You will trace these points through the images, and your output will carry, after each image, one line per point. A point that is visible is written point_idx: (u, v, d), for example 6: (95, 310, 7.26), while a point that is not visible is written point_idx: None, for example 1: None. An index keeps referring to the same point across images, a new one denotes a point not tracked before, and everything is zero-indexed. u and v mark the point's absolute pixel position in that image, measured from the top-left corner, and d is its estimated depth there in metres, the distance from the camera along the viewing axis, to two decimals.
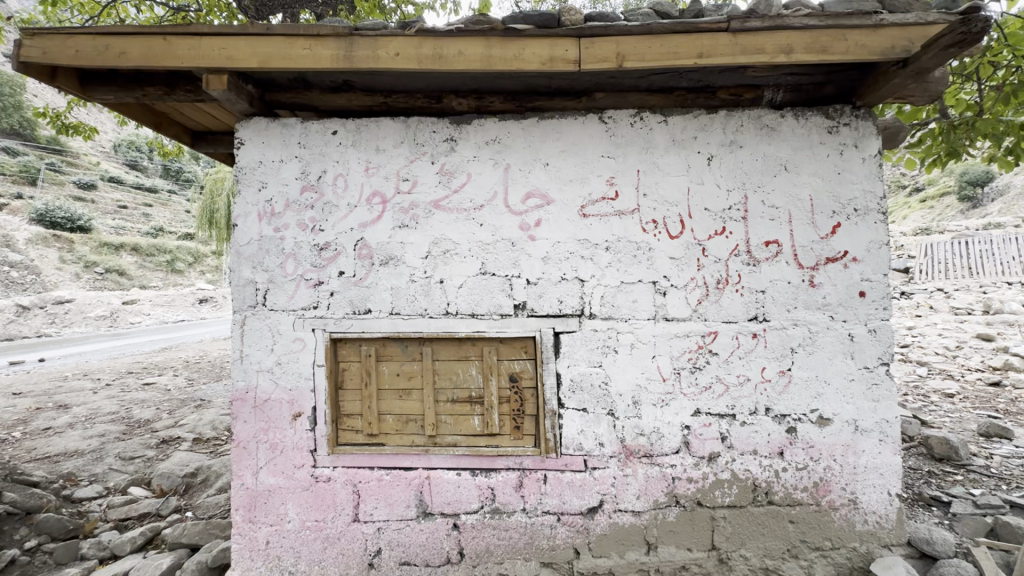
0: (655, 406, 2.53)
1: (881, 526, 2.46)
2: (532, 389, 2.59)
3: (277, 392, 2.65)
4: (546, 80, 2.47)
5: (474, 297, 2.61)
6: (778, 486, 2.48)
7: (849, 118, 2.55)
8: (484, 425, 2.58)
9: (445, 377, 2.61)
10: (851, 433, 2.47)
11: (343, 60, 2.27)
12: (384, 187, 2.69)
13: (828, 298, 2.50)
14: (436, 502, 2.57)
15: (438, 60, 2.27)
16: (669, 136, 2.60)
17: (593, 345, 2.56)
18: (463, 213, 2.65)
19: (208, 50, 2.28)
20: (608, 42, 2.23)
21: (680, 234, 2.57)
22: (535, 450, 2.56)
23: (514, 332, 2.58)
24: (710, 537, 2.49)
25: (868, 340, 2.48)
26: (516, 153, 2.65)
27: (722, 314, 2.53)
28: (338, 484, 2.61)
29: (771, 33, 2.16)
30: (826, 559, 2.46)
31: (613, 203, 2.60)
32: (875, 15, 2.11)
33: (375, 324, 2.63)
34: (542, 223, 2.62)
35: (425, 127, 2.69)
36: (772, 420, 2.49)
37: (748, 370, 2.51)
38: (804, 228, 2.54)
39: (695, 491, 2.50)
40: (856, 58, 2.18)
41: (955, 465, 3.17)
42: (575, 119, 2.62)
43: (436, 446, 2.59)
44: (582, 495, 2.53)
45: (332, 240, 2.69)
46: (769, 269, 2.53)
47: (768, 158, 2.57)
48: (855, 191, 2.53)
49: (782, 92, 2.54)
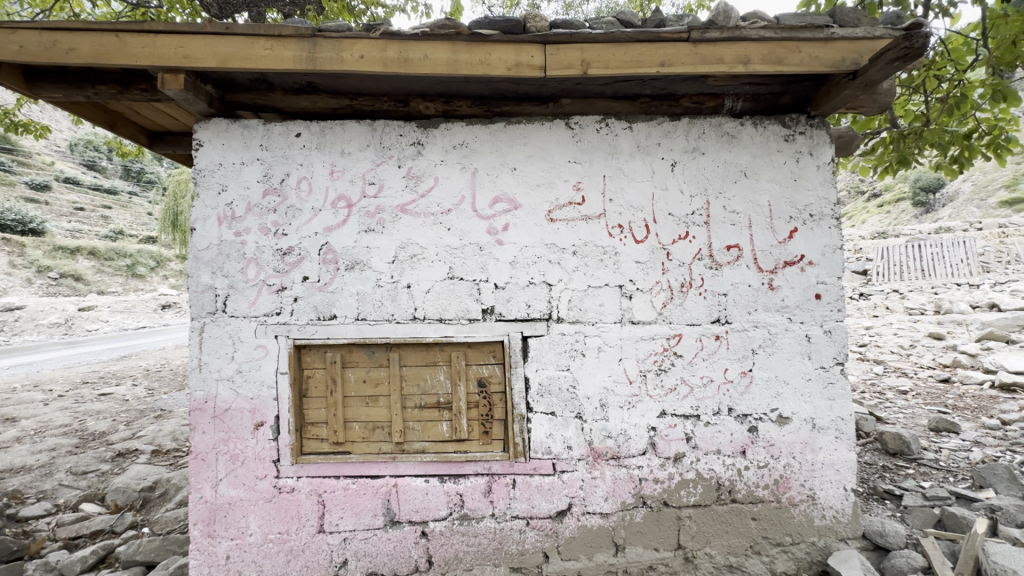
0: (621, 409, 2.56)
1: (838, 520, 2.55)
2: (501, 393, 2.58)
3: (238, 401, 2.58)
4: (513, 85, 2.48)
5: (442, 302, 2.59)
6: (741, 484, 2.55)
7: (804, 128, 2.65)
8: (453, 430, 2.56)
9: (412, 383, 2.59)
10: (809, 431, 2.55)
11: (306, 62, 2.23)
12: (349, 191, 2.65)
13: (787, 300, 2.59)
14: (403, 510, 2.54)
15: (404, 64, 2.26)
16: (634, 143, 2.65)
17: (560, 349, 2.57)
18: (430, 217, 2.64)
19: (163, 48, 2.20)
20: (573, 49, 2.25)
21: (645, 239, 2.62)
22: (503, 454, 2.55)
23: (482, 336, 2.57)
24: (675, 537, 2.53)
25: (824, 340, 2.57)
26: (483, 158, 2.65)
27: (686, 317, 2.58)
28: (301, 495, 2.54)
29: (729, 44, 2.23)
30: (787, 555, 2.53)
31: (580, 208, 2.63)
32: (826, 29, 2.19)
33: (341, 330, 2.58)
34: (509, 227, 2.62)
35: (391, 131, 2.67)
36: (734, 420, 2.56)
37: (711, 371, 2.57)
38: (763, 232, 2.62)
39: (661, 492, 2.54)
40: (809, 69, 2.26)
41: (907, 459, 3.31)
42: (542, 124, 2.65)
43: (404, 453, 2.56)
44: (551, 498, 2.54)
45: (296, 244, 2.63)
46: (730, 273, 2.60)
47: (728, 164, 2.64)
48: (810, 197, 2.63)
49: (741, 101, 2.62)
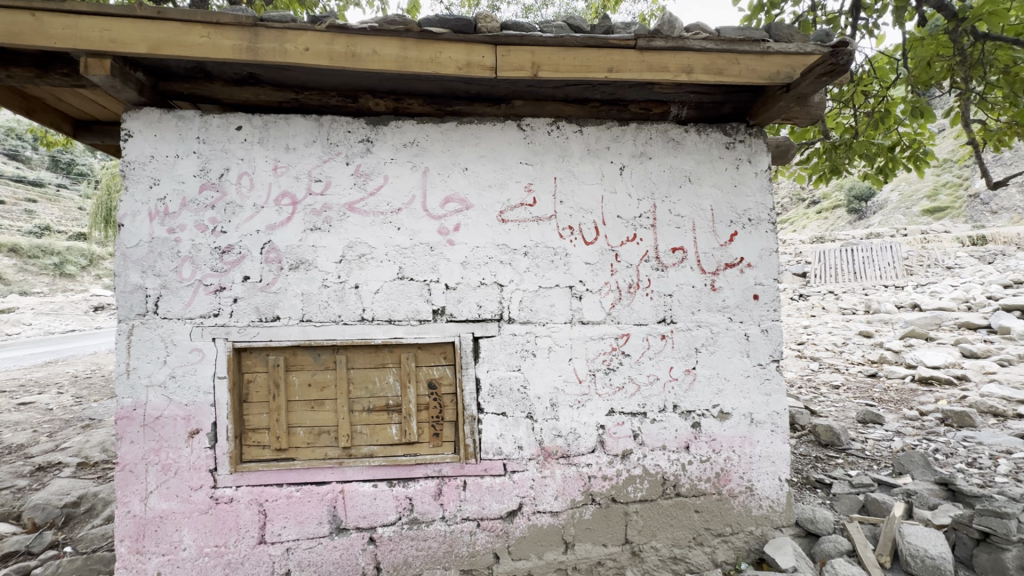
0: (571, 408, 2.60)
1: (773, 510, 2.68)
2: (451, 395, 2.57)
3: (171, 408, 2.43)
4: (464, 85, 2.46)
5: (391, 303, 2.54)
6: (685, 478, 2.64)
7: (744, 136, 2.78)
8: (402, 433, 2.52)
9: (360, 386, 2.52)
10: (747, 425, 2.68)
11: (245, 52, 2.14)
12: (294, 188, 2.56)
13: (727, 301, 2.70)
14: (350, 517, 2.47)
15: (351, 58, 2.20)
16: (584, 146, 2.70)
17: (511, 349, 2.58)
18: (379, 217, 2.58)
19: (86, 31, 2.05)
20: (523, 52, 2.27)
21: (595, 240, 2.66)
22: (453, 456, 2.53)
23: (433, 337, 2.54)
24: (623, 532, 2.59)
25: (761, 339, 2.71)
26: (434, 157, 2.62)
27: (633, 317, 2.65)
28: (241, 505, 2.43)
29: (674, 52, 2.31)
30: (727, 544, 2.64)
31: (531, 209, 2.65)
32: (763, 43, 2.31)
33: (284, 332, 2.49)
34: (460, 227, 2.61)
35: (339, 128, 2.60)
36: (679, 416, 2.64)
37: (657, 369, 2.65)
38: (706, 235, 2.72)
39: (609, 489, 2.59)
40: (748, 81, 2.38)
41: (838, 449, 3.53)
42: (494, 125, 2.65)
43: (351, 458, 2.49)
44: (501, 499, 2.54)
45: (235, 242, 2.52)
46: (675, 274, 2.69)
47: (673, 170, 2.73)
48: (749, 203, 2.76)
49: (686, 109, 2.71)
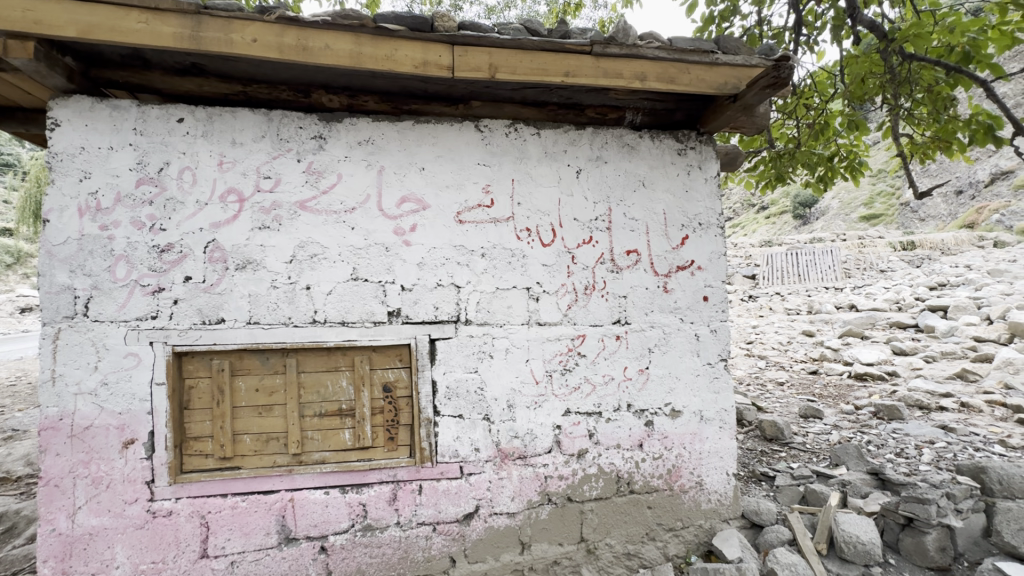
0: (528, 409, 2.61)
1: (721, 503, 2.78)
2: (407, 398, 2.53)
3: (103, 417, 2.28)
4: (421, 84, 2.44)
5: (344, 304, 2.48)
6: (638, 475, 2.70)
7: (695, 143, 2.88)
8: (356, 438, 2.47)
9: (311, 390, 2.45)
10: (697, 422, 2.77)
11: (187, 41, 2.03)
12: (240, 185, 2.45)
13: (679, 302, 2.79)
14: (300, 526, 2.38)
15: (303, 52, 2.13)
16: (541, 148, 2.72)
17: (468, 351, 2.56)
18: (332, 216, 2.51)
19: (6, 10, 1.88)
20: (480, 53, 2.27)
21: (552, 242, 2.69)
22: (409, 460, 2.49)
23: (388, 340, 2.50)
24: (579, 530, 2.62)
25: (710, 339, 2.81)
26: (390, 156, 2.57)
27: (590, 318, 2.69)
28: (181, 518, 2.30)
29: (628, 60, 2.36)
30: (678, 538, 2.72)
31: (488, 211, 2.64)
32: (712, 54, 2.40)
33: (229, 335, 2.37)
34: (417, 228, 2.57)
35: (290, 123, 2.51)
36: (633, 415, 2.71)
37: (612, 369, 2.70)
38: (659, 239, 2.80)
39: (566, 488, 2.62)
40: (698, 89, 2.46)
41: (781, 443, 3.70)
42: (451, 125, 2.63)
43: (301, 465, 2.41)
44: (458, 502, 2.52)
45: (176, 241, 2.38)
46: (629, 276, 2.75)
47: (628, 174, 2.80)
48: (700, 208, 2.86)
49: (640, 115, 2.78)
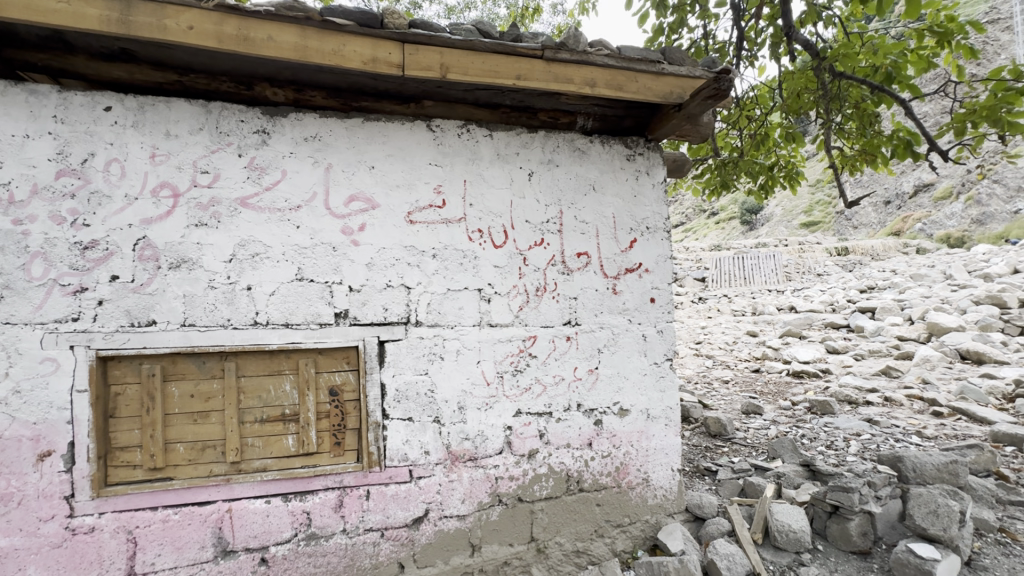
0: (479, 410, 2.60)
1: (667, 498, 2.88)
2: (355, 401, 2.47)
3: (14, 427, 2.10)
4: (371, 81, 2.39)
5: (288, 305, 2.39)
6: (588, 474, 2.75)
7: (643, 149, 2.97)
8: (300, 444, 2.39)
9: (252, 395, 2.35)
10: (644, 420, 2.85)
11: (115, 24, 1.91)
12: (175, 179, 2.32)
13: (627, 304, 2.87)
14: (238, 538, 2.27)
15: (244, 43, 2.04)
16: (494, 150, 2.73)
17: (418, 353, 2.53)
18: (276, 213, 2.42)
19: None
20: (431, 52, 2.25)
21: (504, 243, 2.70)
22: (356, 465, 2.43)
23: (334, 342, 2.43)
24: (529, 530, 2.64)
25: (657, 339, 2.90)
26: (338, 153, 2.51)
27: (541, 319, 2.72)
28: (104, 535, 2.14)
29: (578, 66, 2.41)
30: (626, 534, 2.79)
31: (440, 211, 2.63)
32: (658, 64, 2.48)
33: (161, 338, 2.24)
34: (365, 228, 2.52)
35: (230, 116, 2.40)
36: (582, 414, 2.75)
37: (562, 370, 2.74)
38: (609, 242, 2.87)
39: (516, 488, 2.63)
40: (645, 98, 2.53)
41: (724, 439, 3.87)
42: (402, 124, 2.60)
43: (240, 474, 2.31)
44: (406, 506, 2.48)
45: (101, 237, 2.23)
46: (580, 278, 2.80)
47: (579, 178, 2.85)
48: (647, 212, 2.95)
49: (591, 120, 2.84)
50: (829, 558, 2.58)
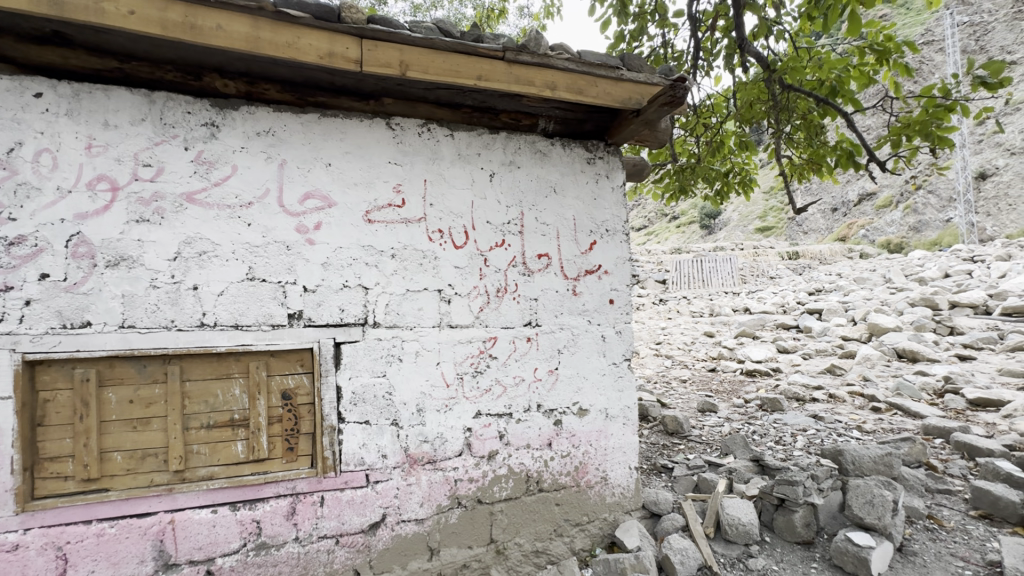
0: (438, 412, 2.58)
1: (624, 496, 2.93)
2: (309, 405, 2.40)
3: None
4: (328, 76, 2.33)
5: (238, 306, 2.30)
6: (547, 474, 2.77)
7: (603, 153, 3.02)
8: (250, 450, 2.30)
9: (198, 401, 2.24)
10: (603, 420, 2.90)
11: (46, 5, 1.78)
12: (114, 172, 2.19)
13: (587, 305, 2.91)
14: (181, 550, 2.16)
15: (191, 31, 1.95)
16: (455, 150, 2.71)
17: (376, 355, 2.48)
18: (225, 210, 2.32)
19: None
20: (391, 49, 2.21)
21: (464, 244, 2.68)
22: (310, 471, 2.36)
23: (287, 344, 2.35)
24: (488, 531, 2.63)
25: (615, 339, 2.95)
26: (292, 149, 2.43)
27: (501, 320, 2.72)
28: (30, 552, 1.99)
29: (539, 69, 2.43)
30: (584, 532, 2.82)
31: (399, 211, 2.59)
32: (618, 70, 2.53)
33: (96, 341, 2.11)
34: (321, 226, 2.45)
35: (175, 107, 2.29)
36: (542, 415, 2.77)
37: (523, 370, 2.74)
38: (569, 244, 2.90)
39: (475, 490, 2.62)
40: (604, 103, 2.58)
41: (680, 436, 3.98)
42: (360, 121, 2.55)
43: (184, 483, 2.19)
44: (363, 512, 2.42)
45: (29, 232, 2.07)
46: (540, 279, 2.82)
47: (540, 180, 2.87)
48: (607, 214, 3.00)
49: (552, 123, 2.86)
50: (776, 549, 2.70)
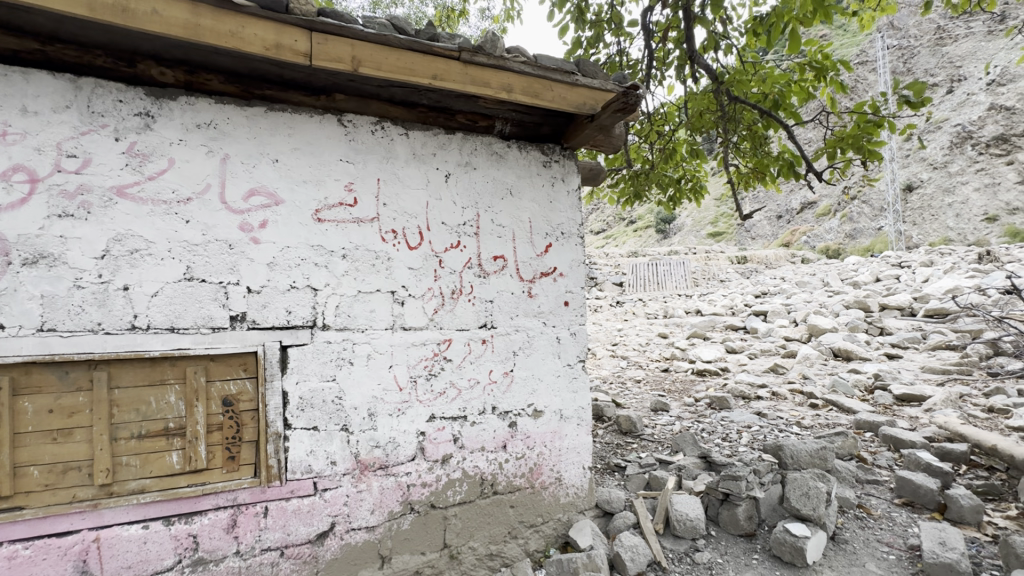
0: (390, 416, 2.52)
1: (578, 496, 2.97)
2: (252, 411, 2.30)
3: None
4: (276, 68, 2.24)
5: (175, 308, 2.17)
6: (502, 476, 2.76)
7: (558, 156, 3.05)
8: (186, 461, 2.17)
9: (128, 409, 2.10)
10: (557, 421, 2.92)
11: None
12: (33, 162, 2.02)
13: (542, 306, 2.93)
14: (107, 570, 2.01)
15: (122, 15, 1.83)
16: (409, 149, 2.67)
17: (325, 358, 2.40)
18: (160, 206, 2.18)
19: None
20: (343, 43, 2.15)
21: (418, 245, 2.64)
22: (252, 481, 2.25)
23: (229, 347, 2.24)
24: (442, 536, 2.59)
25: (570, 341, 2.99)
26: (236, 143, 2.32)
27: (456, 322, 2.69)
28: None
29: (496, 70, 2.43)
30: (538, 533, 2.83)
31: (351, 210, 2.52)
32: (573, 75, 2.57)
33: (11, 345, 1.93)
34: (267, 224, 2.35)
35: (105, 94, 2.13)
36: (497, 417, 2.76)
37: (477, 373, 2.73)
38: (525, 246, 2.91)
39: (428, 495, 2.58)
40: (559, 107, 2.61)
41: (634, 435, 4.07)
42: (310, 117, 2.46)
43: (111, 497, 2.05)
44: (310, 521, 2.33)
45: None
46: (496, 281, 2.81)
47: (496, 182, 2.86)
48: (562, 218, 3.04)
49: (509, 125, 2.87)
50: (721, 542, 2.80)
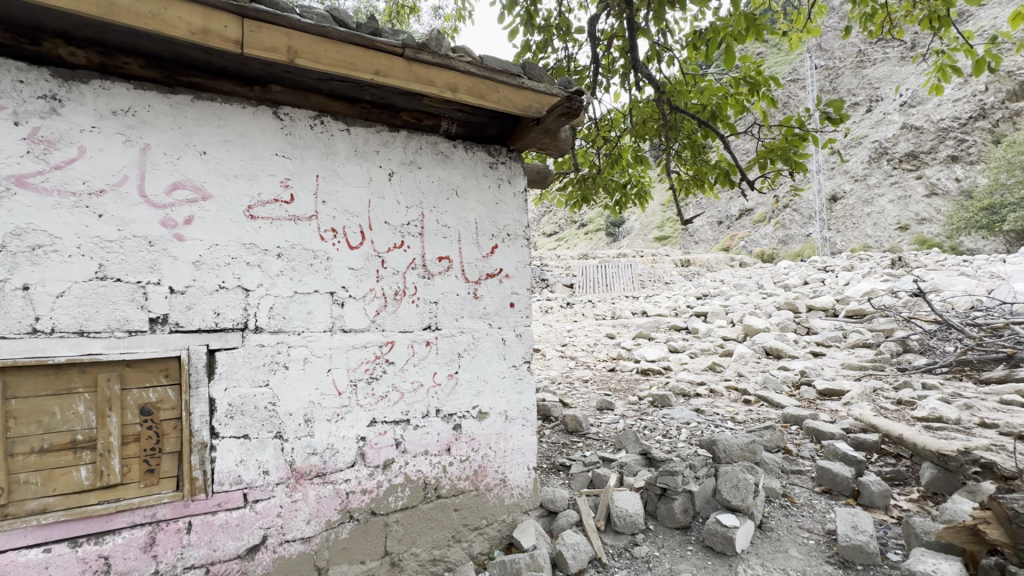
0: (328, 422, 2.43)
1: (522, 496, 2.98)
2: (174, 420, 2.15)
3: None
4: (204, 55, 2.11)
5: (85, 309, 1.99)
6: (445, 480, 2.73)
7: (504, 158, 3.06)
8: (97, 476, 1.99)
9: (27, 422, 1.91)
10: (502, 422, 2.92)
11: None
12: None
13: (487, 308, 2.92)
14: None
15: None
16: (350, 146, 2.59)
17: (257, 362, 2.29)
18: (68, 198, 1.99)
19: None
20: (277, 33, 2.05)
21: (360, 245, 2.57)
22: (174, 495, 2.10)
23: (148, 352, 2.08)
24: (382, 544, 2.52)
25: (515, 342, 3.00)
26: (158, 133, 2.16)
27: (399, 324, 2.64)
28: None
29: (441, 69, 2.40)
30: (483, 535, 2.82)
31: (287, 207, 2.41)
32: (518, 78, 2.60)
33: None
34: (193, 221, 2.20)
35: (2, 73, 1.93)
36: (441, 420, 2.73)
37: (421, 376, 2.68)
38: (471, 247, 2.89)
39: (368, 502, 2.50)
40: (506, 109, 2.62)
41: (579, 434, 4.14)
42: (243, 108, 2.34)
43: (6, 520, 1.85)
44: (239, 535, 2.21)
45: None
46: (440, 282, 2.77)
47: (441, 182, 2.83)
48: (508, 219, 3.04)
49: (454, 125, 2.84)
50: (659, 536, 2.90)
